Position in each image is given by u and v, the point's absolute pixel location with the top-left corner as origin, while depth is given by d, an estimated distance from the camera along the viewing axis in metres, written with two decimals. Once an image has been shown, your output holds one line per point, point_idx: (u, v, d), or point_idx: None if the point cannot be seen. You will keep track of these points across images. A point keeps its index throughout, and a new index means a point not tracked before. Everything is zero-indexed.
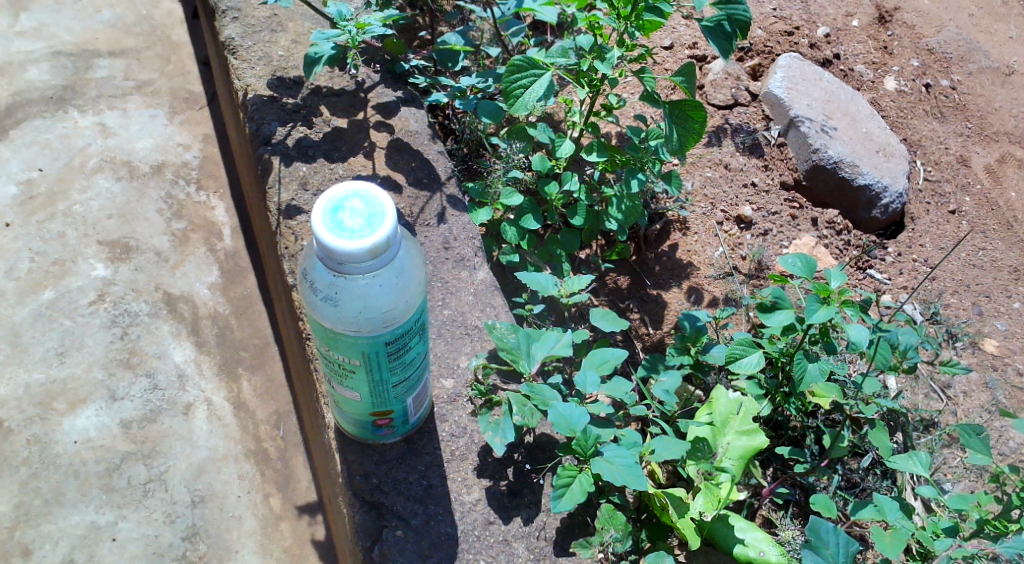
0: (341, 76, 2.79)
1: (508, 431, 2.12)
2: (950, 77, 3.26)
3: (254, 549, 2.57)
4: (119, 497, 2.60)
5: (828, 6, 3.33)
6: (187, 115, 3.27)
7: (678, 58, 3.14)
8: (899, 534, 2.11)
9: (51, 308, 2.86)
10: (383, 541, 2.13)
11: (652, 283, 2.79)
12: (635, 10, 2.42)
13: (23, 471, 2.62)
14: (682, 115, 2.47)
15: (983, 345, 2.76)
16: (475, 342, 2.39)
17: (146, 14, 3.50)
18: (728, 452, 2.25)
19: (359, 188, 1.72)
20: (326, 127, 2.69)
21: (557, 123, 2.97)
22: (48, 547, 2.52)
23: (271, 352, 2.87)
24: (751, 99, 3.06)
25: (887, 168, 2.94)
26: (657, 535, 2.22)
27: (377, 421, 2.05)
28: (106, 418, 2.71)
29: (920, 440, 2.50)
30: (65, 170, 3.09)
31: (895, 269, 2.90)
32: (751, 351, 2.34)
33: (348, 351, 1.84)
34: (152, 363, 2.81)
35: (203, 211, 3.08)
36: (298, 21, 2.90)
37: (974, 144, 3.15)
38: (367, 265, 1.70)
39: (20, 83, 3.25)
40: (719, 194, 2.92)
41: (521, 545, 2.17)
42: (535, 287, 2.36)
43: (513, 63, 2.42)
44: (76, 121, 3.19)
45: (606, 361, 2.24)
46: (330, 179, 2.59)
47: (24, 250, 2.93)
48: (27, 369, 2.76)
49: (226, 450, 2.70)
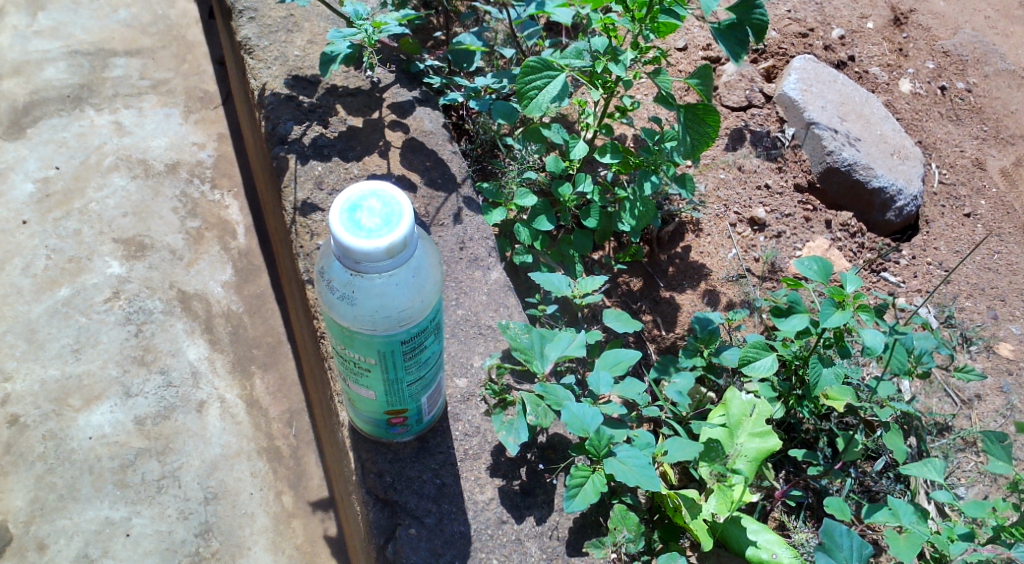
0: (356, 76, 2.80)
1: (522, 431, 2.12)
2: (966, 80, 3.25)
3: (266, 546, 2.58)
4: (133, 492, 2.62)
5: (843, 8, 3.32)
6: (202, 114, 3.29)
7: (692, 59, 3.14)
8: (914, 538, 2.11)
9: (68, 305, 2.88)
10: (396, 539, 2.14)
11: (665, 285, 2.79)
12: (650, 12, 2.42)
13: (39, 466, 2.64)
14: (695, 118, 2.47)
15: (998, 349, 2.75)
16: (489, 342, 2.40)
17: (162, 13, 3.51)
18: (743, 453, 2.24)
19: (376, 188, 1.73)
20: (342, 126, 2.70)
21: (571, 125, 2.97)
22: (63, 542, 2.54)
23: (284, 350, 2.88)
24: (765, 101, 3.05)
25: (901, 171, 2.95)
26: (669, 536, 2.22)
27: (391, 419, 2.05)
28: (121, 414, 2.73)
29: (935, 444, 2.50)
30: (81, 168, 3.11)
31: (909, 272, 2.90)
32: (765, 354, 2.35)
33: (365, 349, 1.85)
34: (166, 360, 2.82)
35: (217, 210, 3.10)
36: (314, 21, 2.90)
37: (990, 147, 3.14)
38: (385, 264, 1.71)
39: (38, 82, 3.27)
40: (732, 195, 2.92)
41: (534, 544, 2.17)
42: (549, 288, 2.36)
43: (527, 64, 2.42)
44: (92, 119, 3.21)
45: (619, 362, 2.23)
46: (345, 178, 2.61)
47: (41, 247, 2.95)
48: (43, 366, 2.78)
49: (239, 447, 2.71)
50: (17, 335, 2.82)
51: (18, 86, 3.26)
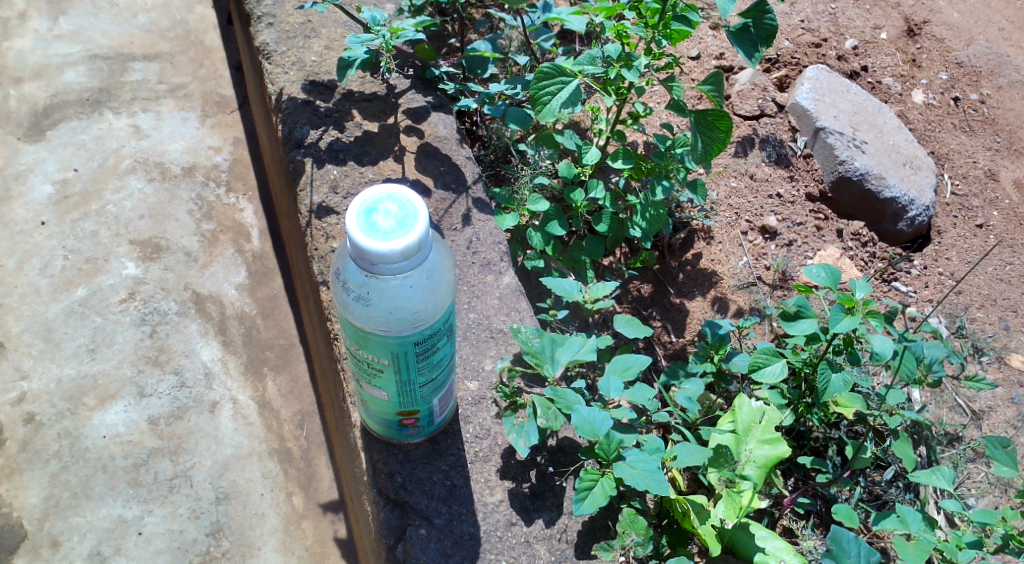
0: (372, 81, 2.84)
1: (532, 433, 2.15)
2: (979, 91, 3.26)
3: (276, 546, 2.60)
4: (146, 491, 2.64)
5: (856, 18, 3.33)
6: (218, 118, 3.32)
7: (705, 68, 3.16)
8: (922, 545, 2.10)
9: (84, 305, 2.91)
10: (406, 540, 2.16)
11: (676, 291, 2.81)
12: (663, 19, 2.43)
13: (54, 463, 2.67)
14: (706, 123, 2.48)
15: (1009, 360, 2.74)
16: (500, 346, 2.41)
17: (181, 19, 3.56)
18: (752, 459, 2.25)
19: (393, 191, 1.75)
20: (357, 131, 2.73)
21: (583, 131, 3.00)
22: (76, 539, 2.56)
23: (297, 352, 2.91)
24: (777, 111, 3.06)
25: (913, 181, 2.96)
26: (677, 541, 2.23)
27: (403, 420, 2.07)
28: (135, 414, 2.75)
29: (945, 454, 2.49)
30: (99, 170, 3.15)
31: (920, 282, 2.90)
32: (775, 360, 2.35)
33: (378, 350, 1.87)
34: (180, 361, 2.85)
35: (232, 213, 3.13)
36: (331, 27, 2.93)
37: (1003, 158, 3.14)
38: (400, 266, 1.73)
39: (58, 85, 3.31)
40: (743, 204, 2.93)
41: (543, 546, 2.18)
42: (560, 292, 2.37)
43: (540, 70, 2.44)
44: (111, 122, 3.25)
45: (630, 366, 2.23)
46: (360, 182, 2.63)
47: (58, 248, 2.99)
48: (59, 365, 2.81)
49: (250, 448, 2.74)
50: (34, 334, 2.85)
51: (39, 89, 3.30)
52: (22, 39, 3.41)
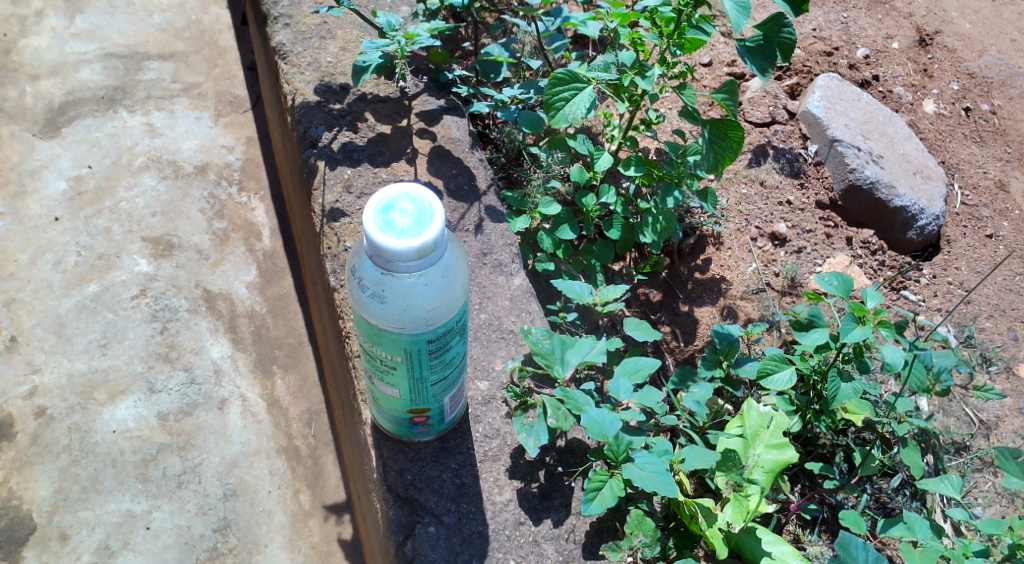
0: (387, 84, 2.85)
1: (542, 434, 2.16)
2: (991, 102, 3.27)
3: (283, 544, 2.61)
4: (154, 486, 2.66)
5: (869, 28, 3.36)
6: (231, 118, 3.34)
7: (717, 75, 3.19)
8: (930, 552, 2.10)
9: (96, 300, 2.93)
10: (415, 536, 2.17)
11: (684, 297, 2.82)
12: (678, 27, 2.43)
13: (63, 457, 2.68)
14: (718, 134, 2.48)
15: (1018, 370, 2.74)
16: (510, 347, 2.42)
17: (195, 19, 3.58)
18: (760, 464, 2.24)
19: (409, 189, 1.77)
20: (371, 132, 2.75)
21: (595, 136, 3.03)
22: (85, 532, 2.58)
23: (306, 351, 2.92)
24: (789, 118, 3.09)
25: (924, 190, 2.97)
26: (684, 544, 2.23)
27: (413, 418, 2.08)
28: (144, 409, 2.77)
29: (952, 463, 2.49)
30: (112, 168, 3.16)
31: (929, 290, 2.90)
32: (783, 367, 2.37)
33: (392, 347, 1.88)
34: (189, 358, 2.86)
35: (244, 212, 3.15)
36: (347, 29, 2.95)
37: (1013, 168, 3.15)
38: (415, 264, 1.74)
39: (73, 83, 3.34)
40: (754, 210, 2.94)
41: (550, 546, 2.19)
42: (570, 295, 2.37)
43: (555, 76, 2.45)
44: (125, 120, 3.27)
45: (639, 370, 2.23)
46: (373, 183, 2.65)
47: (71, 244, 3.01)
48: (70, 359, 2.83)
49: (258, 446, 2.75)
50: (46, 328, 2.87)
51: (55, 87, 3.32)
52: (38, 37, 3.44)
